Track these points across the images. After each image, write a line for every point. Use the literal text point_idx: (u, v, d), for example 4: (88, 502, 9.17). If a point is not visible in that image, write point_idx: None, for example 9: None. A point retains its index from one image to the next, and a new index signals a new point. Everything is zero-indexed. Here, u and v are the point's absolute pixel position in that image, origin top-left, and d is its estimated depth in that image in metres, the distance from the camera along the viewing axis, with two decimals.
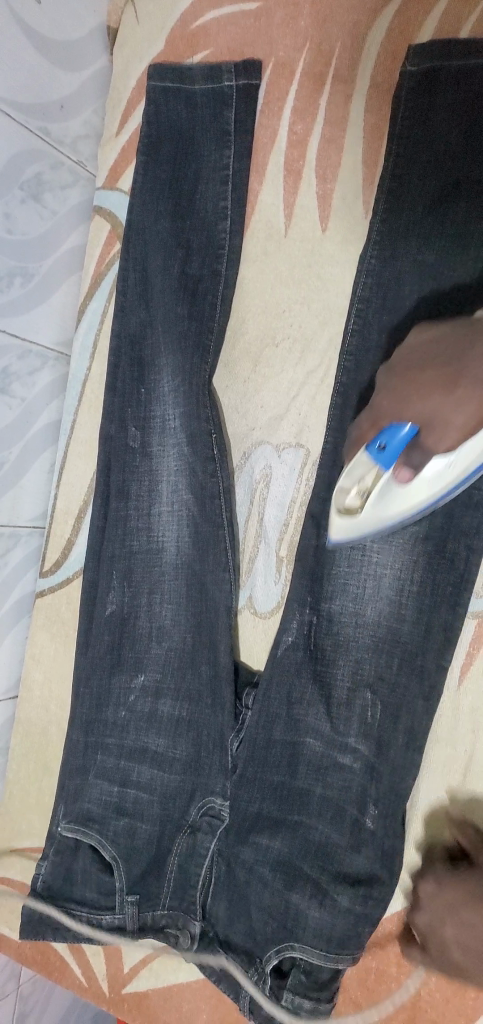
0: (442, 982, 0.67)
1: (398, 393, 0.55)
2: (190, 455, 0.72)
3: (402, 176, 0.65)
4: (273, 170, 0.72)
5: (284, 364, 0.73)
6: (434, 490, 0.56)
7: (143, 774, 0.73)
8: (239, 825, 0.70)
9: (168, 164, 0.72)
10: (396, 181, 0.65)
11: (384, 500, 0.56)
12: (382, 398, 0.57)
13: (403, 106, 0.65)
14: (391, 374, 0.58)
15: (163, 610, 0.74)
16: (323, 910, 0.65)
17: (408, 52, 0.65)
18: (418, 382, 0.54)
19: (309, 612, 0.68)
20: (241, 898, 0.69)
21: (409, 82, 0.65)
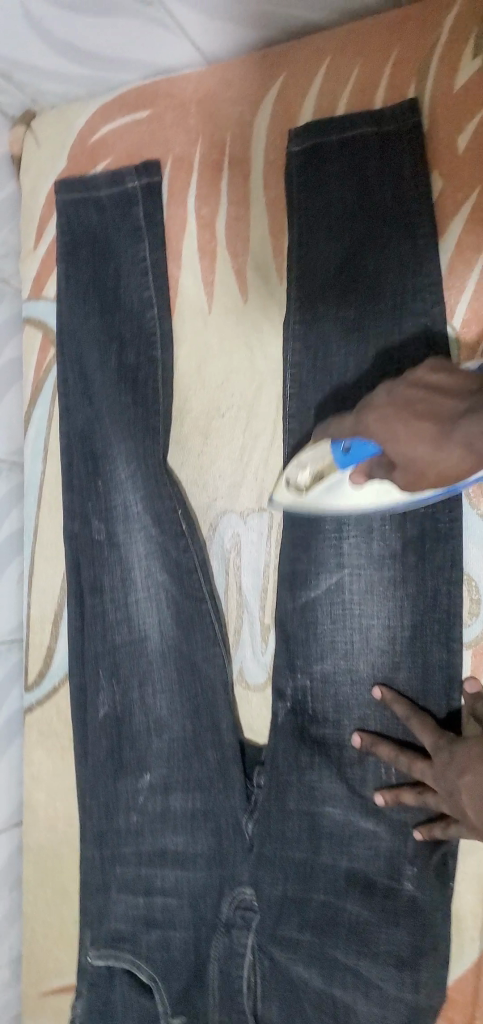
0: None
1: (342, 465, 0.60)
2: (159, 535, 0.72)
3: (309, 243, 0.68)
4: (189, 254, 0.75)
5: (233, 432, 0.73)
6: (380, 497, 0.61)
7: (167, 878, 0.69)
8: (272, 921, 0.65)
9: (89, 265, 0.75)
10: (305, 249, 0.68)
11: (333, 488, 0.63)
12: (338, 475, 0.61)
13: (296, 182, 0.68)
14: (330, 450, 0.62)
15: (158, 701, 0.71)
16: (370, 1002, 0.62)
17: (290, 133, 0.69)
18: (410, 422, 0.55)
19: (302, 677, 0.66)
20: (293, 989, 0.64)
21: (297, 159, 0.68)
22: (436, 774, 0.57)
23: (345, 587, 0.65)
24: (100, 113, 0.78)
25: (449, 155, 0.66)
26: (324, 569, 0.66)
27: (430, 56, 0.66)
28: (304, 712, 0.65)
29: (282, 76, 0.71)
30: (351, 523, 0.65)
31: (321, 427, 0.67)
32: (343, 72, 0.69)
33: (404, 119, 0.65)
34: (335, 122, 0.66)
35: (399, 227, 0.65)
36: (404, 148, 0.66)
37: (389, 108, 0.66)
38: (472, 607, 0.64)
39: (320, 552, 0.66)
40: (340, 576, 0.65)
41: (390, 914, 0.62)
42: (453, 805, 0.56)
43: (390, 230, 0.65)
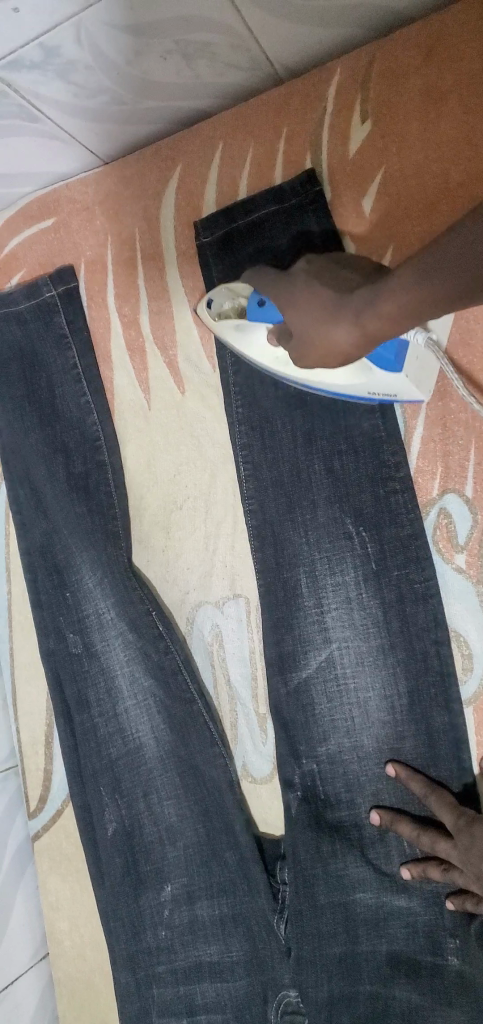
0: None
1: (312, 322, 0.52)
2: (138, 639, 0.71)
3: None
4: (118, 353, 0.74)
5: (195, 522, 0.72)
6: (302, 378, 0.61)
7: (208, 992, 0.66)
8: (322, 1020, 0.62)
9: (20, 382, 0.74)
10: None
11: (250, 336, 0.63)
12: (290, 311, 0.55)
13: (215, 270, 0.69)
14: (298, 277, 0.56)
15: (165, 805, 0.69)
16: None
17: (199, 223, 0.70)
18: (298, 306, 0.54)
19: (309, 762, 0.65)
20: None
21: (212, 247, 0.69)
22: (461, 855, 0.55)
23: (337, 661, 0.65)
24: (5, 228, 0.78)
25: (357, 219, 0.66)
26: (312, 646, 0.65)
27: (320, 124, 0.67)
28: (316, 797, 0.64)
29: (179, 166, 0.71)
30: (329, 597, 0.65)
31: (281, 505, 0.66)
32: (237, 154, 0.69)
33: (305, 190, 0.66)
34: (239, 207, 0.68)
35: None
36: (311, 217, 0.66)
37: (289, 184, 0.67)
38: (466, 664, 0.62)
39: (304, 631, 0.66)
40: (329, 651, 0.65)
41: (440, 994, 0.59)
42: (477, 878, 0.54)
43: None
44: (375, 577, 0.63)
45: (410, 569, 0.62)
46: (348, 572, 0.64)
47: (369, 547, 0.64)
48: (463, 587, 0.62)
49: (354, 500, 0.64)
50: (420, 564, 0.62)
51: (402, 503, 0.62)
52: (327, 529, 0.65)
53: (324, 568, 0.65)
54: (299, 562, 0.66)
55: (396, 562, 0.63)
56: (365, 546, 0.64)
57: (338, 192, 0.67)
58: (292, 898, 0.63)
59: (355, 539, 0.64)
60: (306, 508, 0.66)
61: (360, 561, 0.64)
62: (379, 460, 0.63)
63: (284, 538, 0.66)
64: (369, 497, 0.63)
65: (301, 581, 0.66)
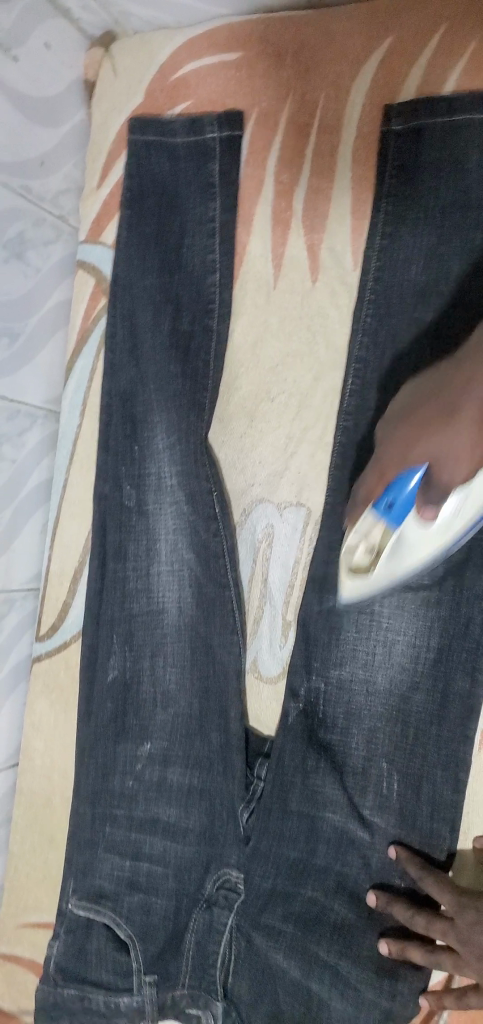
0: None
1: (417, 444, 0.53)
2: (192, 514, 0.70)
3: (392, 236, 0.65)
4: (261, 221, 0.70)
5: (282, 418, 0.70)
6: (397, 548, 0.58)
7: (156, 847, 0.70)
8: (254, 905, 0.66)
9: (153, 220, 0.71)
10: (388, 241, 0.64)
11: (396, 552, 0.58)
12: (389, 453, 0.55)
13: (391, 165, 0.64)
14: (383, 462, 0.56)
15: (167, 673, 0.71)
16: (346, 1000, 0.65)
17: (390, 109, 0.64)
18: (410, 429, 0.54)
19: (317, 678, 0.66)
20: (267, 966, 0.67)
21: (397, 139, 0.64)
22: (459, 932, 0.59)
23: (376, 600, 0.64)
24: (185, 49, 0.71)
25: None
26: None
27: None
28: (315, 714, 0.66)
29: (390, 38, 0.65)
30: None
31: (376, 433, 0.64)
32: (456, 45, 0.63)
33: None
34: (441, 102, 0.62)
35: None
36: None
37: None
38: None
39: None
40: None
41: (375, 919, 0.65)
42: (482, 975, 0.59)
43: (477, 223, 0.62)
44: None
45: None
46: None
47: None
48: None
49: None
50: None
51: None
52: None
53: None
54: None
55: None
56: None
57: None
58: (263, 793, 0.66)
59: None
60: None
61: None
62: None
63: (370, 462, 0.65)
64: None
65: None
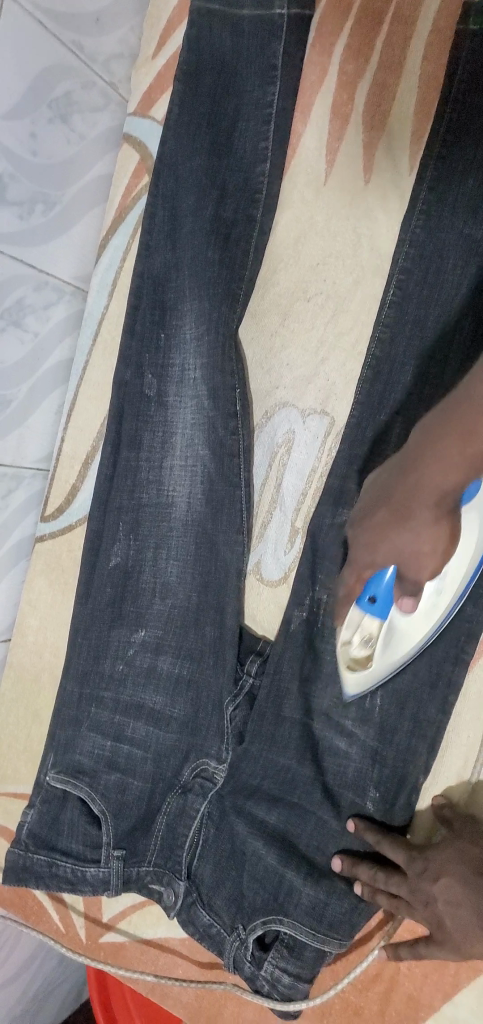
0: (422, 965, 0.65)
1: (416, 473, 0.50)
2: (212, 410, 0.69)
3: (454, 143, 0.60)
4: (319, 112, 0.67)
5: (315, 321, 0.68)
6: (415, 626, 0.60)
7: (138, 730, 0.71)
8: (232, 794, 0.69)
9: (208, 99, 0.68)
10: (449, 148, 0.61)
11: (391, 642, 0.60)
12: (397, 482, 0.52)
13: (462, 67, 0.60)
14: (365, 507, 0.56)
15: (169, 566, 0.71)
16: (317, 887, 0.65)
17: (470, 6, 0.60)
18: (381, 521, 0.53)
19: (319, 588, 0.66)
20: (240, 856, 0.68)
21: (472, 40, 0.60)
22: (411, 884, 0.60)
23: None
24: None
25: None
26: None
27: None
28: (315, 626, 0.66)
29: None
30: None
31: (412, 350, 0.63)
32: None
33: None
34: None
35: None
36: None
37: None
38: None
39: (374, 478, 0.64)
40: None
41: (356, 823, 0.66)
42: (430, 921, 0.59)
43: None
44: None
45: None
46: None
47: None
48: None
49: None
50: None
51: None
52: (447, 389, 0.63)
53: None
54: (401, 413, 0.63)
55: None
56: None
57: None
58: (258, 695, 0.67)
59: None
60: (435, 359, 0.63)
61: None
62: None
63: (402, 381, 0.64)
64: None
65: (394, 430, 0.63)
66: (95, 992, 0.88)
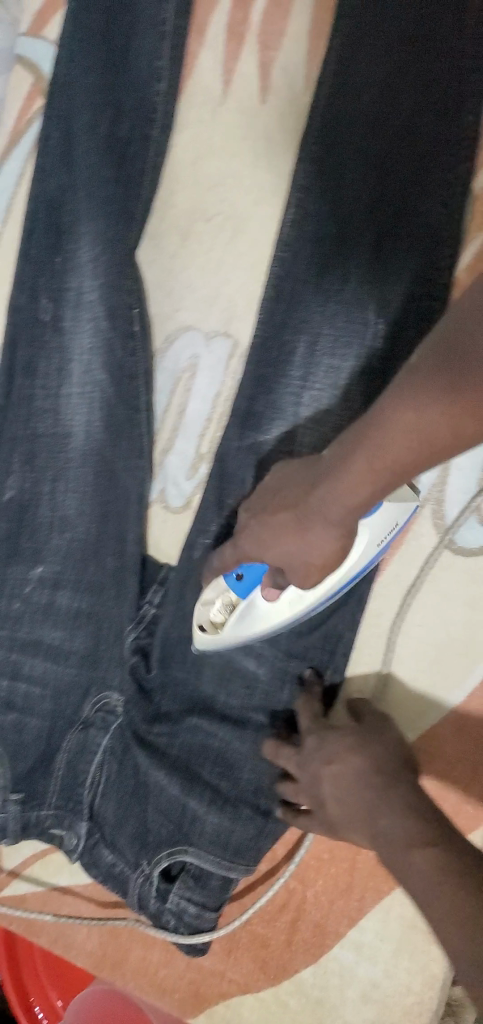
0: (328, 894, 0.63)
1: (305, 535, 0.52)
2: (109, 331, 0.67)
3: (350, 59, 0.61)
4: (215, 31, 0.67)
5: (215, 240, 0.67)
6: (293, 610, 0.59)
7: (36, 668, 0.68)
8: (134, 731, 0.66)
9: (101, 17, 0.65)
10: (345, 63, 0.61)
11: (247, 616, 0.60)
12: (293, 496, 0.53)
13: None
14: (270, 498, 0.56)
15: (67, 498, 0.68)
16: (222, 817, 0.63)
17: None
18: (275, 511, 0.54)
19: (228, 513, 0.64)
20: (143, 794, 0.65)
21: None
22: (300, 760, 0.59)
23: (296, 434, 0.63)
24: None
25: None
26: (280, 414, 0.64)
27: None
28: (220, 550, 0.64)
29: None
30: (317, 373, 0.63)
31: (313, 264, 0.62)
32: None
33: None
34: None
35: (447, 56, 0.59)
36: None
37: None
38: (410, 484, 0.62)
39: (280, 396, 0.64)
40: (293, 422, 0.63)
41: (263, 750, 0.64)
42: (314, 798, 0.58)
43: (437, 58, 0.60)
44: (369, 372, 0.62)
45: None
46: (346, 358, 0.63)
47: (377, 341, 0.62)
48: None
49: (384, 289, 0.61)
50: None
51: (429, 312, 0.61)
52: (347, 302, 0.62)
53: (327, 342, 0.63)
54: (304, 329, 0.63)
55: (396, 366, 0.62)
56: (376, 336, 0.62)
57: None
58: (163, 615, 0.66)
59: (369, 327, 0.62)
60: (337, 273, 0.62)
61: (361, 350, 0.62)
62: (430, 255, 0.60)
63: (304, 298, 0.63)
64: (400, 290, 0.61)
65: (298, 347, 0.63)
66: (9, 976, 0.85)
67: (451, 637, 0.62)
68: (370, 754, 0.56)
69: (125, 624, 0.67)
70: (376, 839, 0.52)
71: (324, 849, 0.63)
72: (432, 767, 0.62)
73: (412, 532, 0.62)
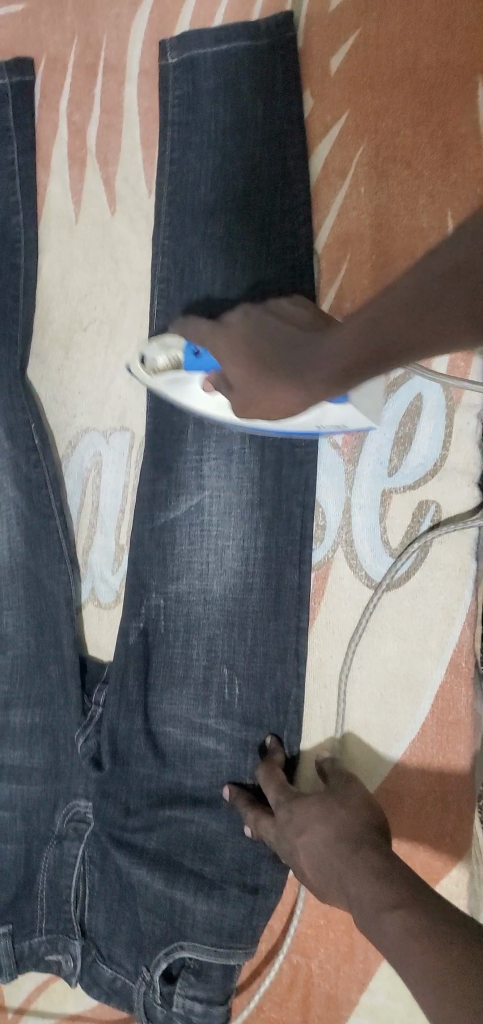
0: (332, 960, 0.62)
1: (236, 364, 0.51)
2: (12, 450, 0.69)
3: (181, 160, 0.66)
4: (58, 160, 0.72)
5: (96, 347, 0.71)
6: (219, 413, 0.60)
7: (2, 792, 0.68)
8: (106, 832, 0.65)
9: None
10: (177, 165, 0.66)
11: (180, 383, 0.60)
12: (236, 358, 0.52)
13: (172, 95, 0.66)
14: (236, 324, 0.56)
15: (3, 616, 0.70)
16: (211, 902, 0.61)
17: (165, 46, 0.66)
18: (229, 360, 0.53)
19: (156, 595, 0.66)
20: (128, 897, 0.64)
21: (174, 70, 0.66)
22: (276, 830, 0.56)
23: (205, 507, 0.65)
24: None
25: (321, 76, 0.65)
26: (184, 489, 0.66)
27: None
28: (154, 632, 0.66)
29: None
30: (211, 445, 0.65)
31: None
32: None
33: (279, 32, 0.64)
34: (210, 33, 0.64)
35: (267, 137, 0.64)
36: (277, 62, 0.64)
37: (265, 21, 0.64)
38: (318, 533, 0.65)
39: (181, 473, 0.66)
40: (200, 498, 0.66)
41: (237, 822, 0.62)
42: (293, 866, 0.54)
43: (257, 141, 0.64)
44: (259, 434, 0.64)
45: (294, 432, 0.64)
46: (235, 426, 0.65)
47: None
48: (333, 461, 0.64)
49: None
50: None
51: None
52: None
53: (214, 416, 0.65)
54: (190, 408, 0.66)
55: None
56: None
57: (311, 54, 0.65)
58: (107, 709, 0.66)
59: None
60: None
61: None
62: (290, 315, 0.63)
63: None
64: None
65: (188, 427, 0.66)
66: None
67: (390, 677, 0.62)
68: (333, 817, 0.52)
69: (77, 730, 0.66)
70: (343, 891, 0.47)
71: (320, 914, 0.62)
72: (402, 812, 0.61)
73: (332, 578, 0.64)
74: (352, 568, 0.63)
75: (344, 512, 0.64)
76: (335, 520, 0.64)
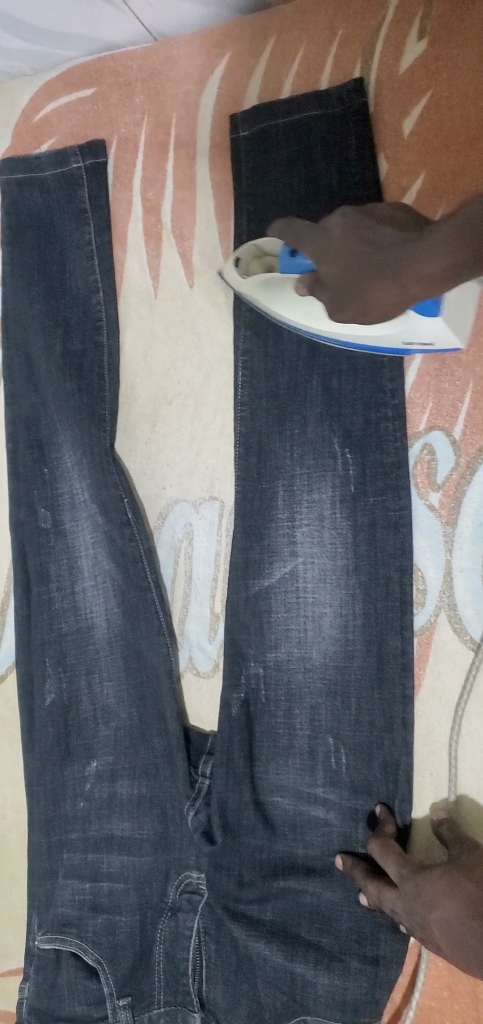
0: None
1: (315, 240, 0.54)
2: (106, 524, 0.71)
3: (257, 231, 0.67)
4: (134, 236, 0.74)
5: (182, 419, 0.72)
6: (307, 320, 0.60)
7: (113, 864, 0.69)
8: (220, 904, 0.65)
9: (33, 251, 0.72)
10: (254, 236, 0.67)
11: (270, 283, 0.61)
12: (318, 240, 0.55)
13: (244, 166, 0.67)
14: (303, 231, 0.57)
15: (104, 688, 0.71)
16: (333, 976, 0.61)
17: (235, 120, 0.67)
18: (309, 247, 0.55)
19: (255, 664, 0.66)
20: (247, 971, 0.64)
21: (246, 142, 0.67)
22: (404, 904, 0.56)
23: (299, 575, 0.66)
24: (44, 90, 0.76)
25: (395, 139, 0.65)
26: (277, 557, 0.66)
27: (376, 36, 0.65)
28: (255, 703, 0.66)
29: (229, 54, 0.69)
30: (302, 512, 0.66)
31: (272, 417, 0.66)
32: (288, 52, 0.67)
33: (349, 100, 0.64)
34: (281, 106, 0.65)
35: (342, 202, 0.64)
36: (349, 129, 0.64)
37: (334, 91, 0.64)
38: (419, 597, 0.64)
39: (273, 540, 0.66)
40: (293, 564, 0.66)
41: (351, 891, 0.62)
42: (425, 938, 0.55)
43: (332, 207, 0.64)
44: (351, 501, 0.64)
45: (387, 497, 0.63)
46: (326, 492, 0.65)
47: (351, 469, 0.64)
48: (430, 523, 0.64)
49: (343, 420, 0.64)
50: (397, 493, 0.63)
51: (390, 426, 0.63)
52: (314, 443, 0.65)
53: (303, 482, 0.65)
54: (279, 474, 0.66)
55: (375, 487, 0.64)
56: (348, 467, 0.64)
57: (382, 117, 0.65)
58: (214, 785, 0.66)
59: (339, 460, 0.64)
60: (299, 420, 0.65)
61: (339, 482, 0.65)
62: (378, 381, 0.63)
63: (271, 448, 0.66)
64: (359, 418, 0.64)
65: (278, 494, 0.66)
66: None
67: None
68: (465, 895, 0.53)
69: (186, 804, 0.67)
70: None
71: (443, 986, 0.62)
72: None
73: (436, 643, 0.64)
74: (457, 630, 0.63)
75: (445, 575, 0.64)
76: (435, 583, 0.64)
